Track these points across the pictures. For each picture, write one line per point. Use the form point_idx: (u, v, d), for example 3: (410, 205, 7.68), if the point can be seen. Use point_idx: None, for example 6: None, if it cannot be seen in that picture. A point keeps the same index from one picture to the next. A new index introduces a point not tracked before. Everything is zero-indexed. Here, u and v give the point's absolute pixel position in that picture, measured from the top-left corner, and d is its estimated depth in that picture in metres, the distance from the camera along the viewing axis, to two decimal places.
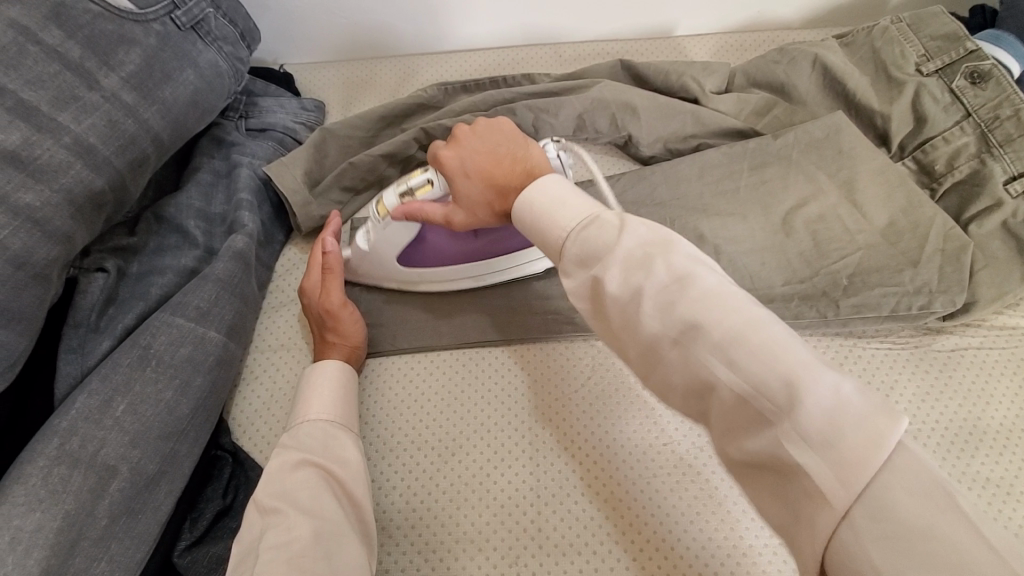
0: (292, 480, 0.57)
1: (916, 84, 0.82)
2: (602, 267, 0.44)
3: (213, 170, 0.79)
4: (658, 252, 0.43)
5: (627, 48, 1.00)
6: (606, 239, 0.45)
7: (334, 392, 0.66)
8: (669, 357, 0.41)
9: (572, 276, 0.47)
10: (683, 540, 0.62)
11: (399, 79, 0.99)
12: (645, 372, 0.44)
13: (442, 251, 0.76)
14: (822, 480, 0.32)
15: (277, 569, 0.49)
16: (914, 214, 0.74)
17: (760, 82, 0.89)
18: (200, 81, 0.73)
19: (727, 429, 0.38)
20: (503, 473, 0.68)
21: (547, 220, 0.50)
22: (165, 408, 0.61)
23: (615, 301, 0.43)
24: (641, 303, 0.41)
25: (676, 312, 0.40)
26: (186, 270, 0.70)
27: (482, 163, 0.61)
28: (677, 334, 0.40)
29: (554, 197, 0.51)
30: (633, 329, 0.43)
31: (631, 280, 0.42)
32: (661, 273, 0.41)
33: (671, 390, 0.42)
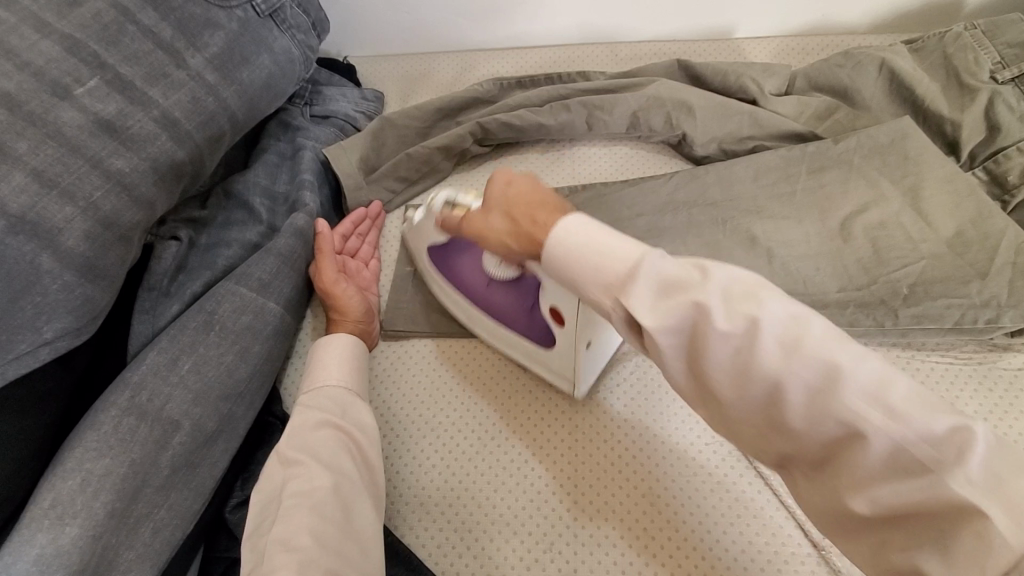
0: (313, 438, 0.59)
1: (990, 91, 0.79)
2: (703, 294, 0.38)
3: (279, 152, 0.83)
4: (763, 284, 0.39)
5: (684, 49, 0.99)
6: (697, 268, 0.40)
7: (348, 358, 0.69)
8: (788, 404, 0.36)
9: (651, 313, 0.40)
10: (721, 546, 0.61)
11: (456, 73, 1.02)
12: (740, 417, 0.39)
13: (464, 278, 0.74)
14: (996, 523, 0.29)
15: (301, 515, 0.53)
16: (984, 225, 0.71)
17: (822, 86, 0.88)
18: (274, 66, 0.77)
19: (851, 480, 0.35)
20: (549, 462, 0.68)
21: (603, 256, 0.44)
22: (225, 370, 0.64)
23: (721, 336, 0.37)
24: (760, 338, 0.36)
25: (806, 352, 0.35)
26: (250, 244, 0.74)
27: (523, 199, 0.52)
28: (805, 376, 0.35)
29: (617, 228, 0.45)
30: (741, 370, 0.37)
31: (742, 314, 0.37)
32: (778, 307, 0.37)
33: (780, 435, 0.38)
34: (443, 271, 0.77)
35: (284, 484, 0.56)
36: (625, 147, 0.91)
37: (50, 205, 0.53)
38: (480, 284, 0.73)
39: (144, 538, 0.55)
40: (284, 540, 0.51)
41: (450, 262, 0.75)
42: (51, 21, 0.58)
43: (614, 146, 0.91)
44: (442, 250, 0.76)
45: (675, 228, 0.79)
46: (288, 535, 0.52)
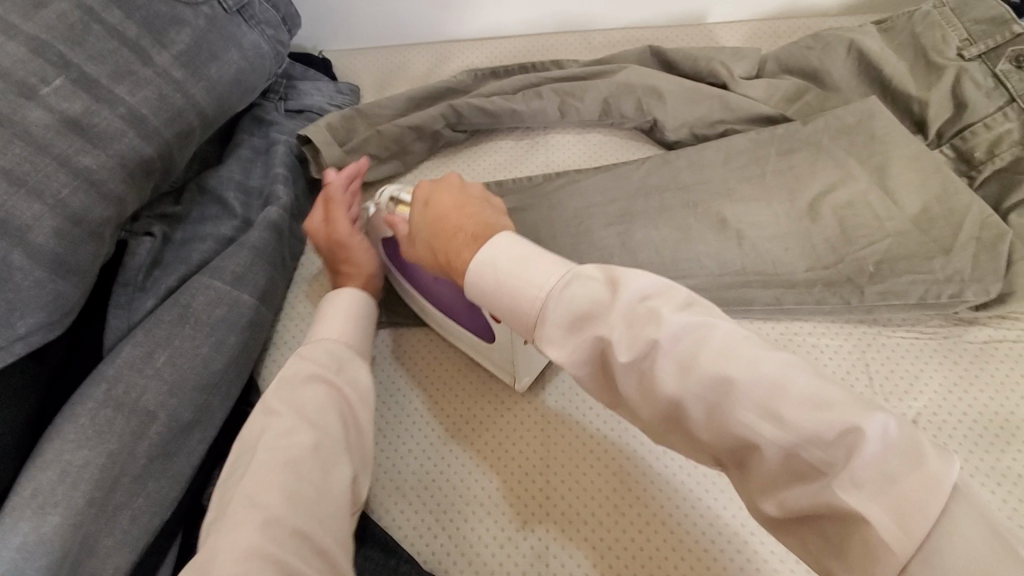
0: (301, 393, 0.58)
1: (956, 68, 0.79)
2: (606, 326, 0.42)
3: (253, 147, 0.84)
4: (661, 302, 0.42)
5: (658, 36, 1.00)
6: (598, 293, 0.43)
7: (348, 317, 0.68)
8: (695, 417, 0.40)
9: (563, 343, 0.44)
10: (689, 517, 0.63)
11: (431, 64, 1.02)
12: (664, 428, 0.42)
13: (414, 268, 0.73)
14: (883, 527, 0.33)
15: (275, 469, 0.51)
16: (950, 201, 0.72)
17: (792, 68, 0.88)
18: (243, 61, 0.77)
19: (760, 485, 0.38)
20: (514, 445, 0.69)
21: (513, 289, 0.46)
22: (200, 362, 0.65)
23: (624, 364, 0.42)
24: (657, 358, 0.40)
25: (698, 369, 0.39)
26: (225, 238, 0.75)
27: (443, 209, 0.56)
28: (700, 392, 0.39)
29: (522, 256, 0.47)
30: (649, 391, 0.41)
31: (640, 337, 0.41)
32: (677, 322, 0.40)
33: (699, 443, 0.41)
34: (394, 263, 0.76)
35: (261, 434, 0.55)
36: (599, 134, 0.91)
37: (18, 203, 0.54)
38: (428, 277, 0.72)
39: (123, 526, 0.57)
40: (252, 491, 0.50)
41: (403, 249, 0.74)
42: (17, 23, 0.59)
43: (587, 133, 0.92)
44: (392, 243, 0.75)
45: (647, 213, 0.80)
46: (255, 487, 0.50)
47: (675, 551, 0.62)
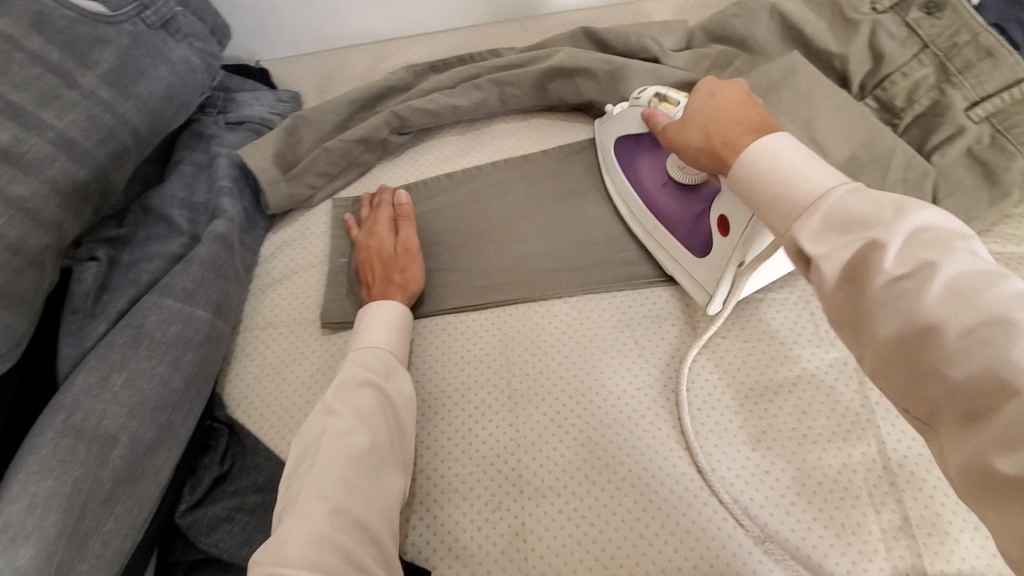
0: (355, 396, 0.63)
1: (870, 22, 0.82)
2: (883, 232, 0.38)
3: (194, 162, 0.83)
4: (951, 242, 0.37)
5: (590, 17, 1.02)
6: (884, 212, 0.39)
7: (393, 325, 0.71)
8: (945, 342, 0.34)
9: (821, 240, 0.40)
10: (657, 477, 0.65)
11: (370, 65, 1.02)
12: (887, 360, 0.38)
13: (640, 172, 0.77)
14: None
15: (337, 465, 0.57)
16: (875, 148, 0.75)
17: (719, 37, 0.91)
18: (173, 76, 0.77)
19: (983, 437, 0.32)
20: (485, 428, 0.70)
21: (784, 186, 0.44)
22: (159, 381, 0.65)
23: (886, 279, 0.37)
24: (928, 277, 0.36)
25: (974, 300, 0.34)
26: (173, 256, 0.75)
27: (719, 106, 0.56)
28: (966, 322, 0.34)
29: (803, 164, 0.45)
30: (903, 312, 0.36)
31: (918, 258, 0.36)
32: (966, 260, 0.36)
33: (934, 379, 0.35)
34: (624, 171, 0.80)
35: (322, 432, 0.60)
36: (542, 119, 0.93)
37: None
38: (654, 186, 0.75)
39: (96, 551, 0.56)
40: (319, 486, 0.55)
41: (632, 154, 0.78)
42: None
43: (531, 118, 0.93)
44: (631, 144, 0.79)
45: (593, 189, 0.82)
46: (322, 483, 0.55)
47: (647, 516, 0.63)
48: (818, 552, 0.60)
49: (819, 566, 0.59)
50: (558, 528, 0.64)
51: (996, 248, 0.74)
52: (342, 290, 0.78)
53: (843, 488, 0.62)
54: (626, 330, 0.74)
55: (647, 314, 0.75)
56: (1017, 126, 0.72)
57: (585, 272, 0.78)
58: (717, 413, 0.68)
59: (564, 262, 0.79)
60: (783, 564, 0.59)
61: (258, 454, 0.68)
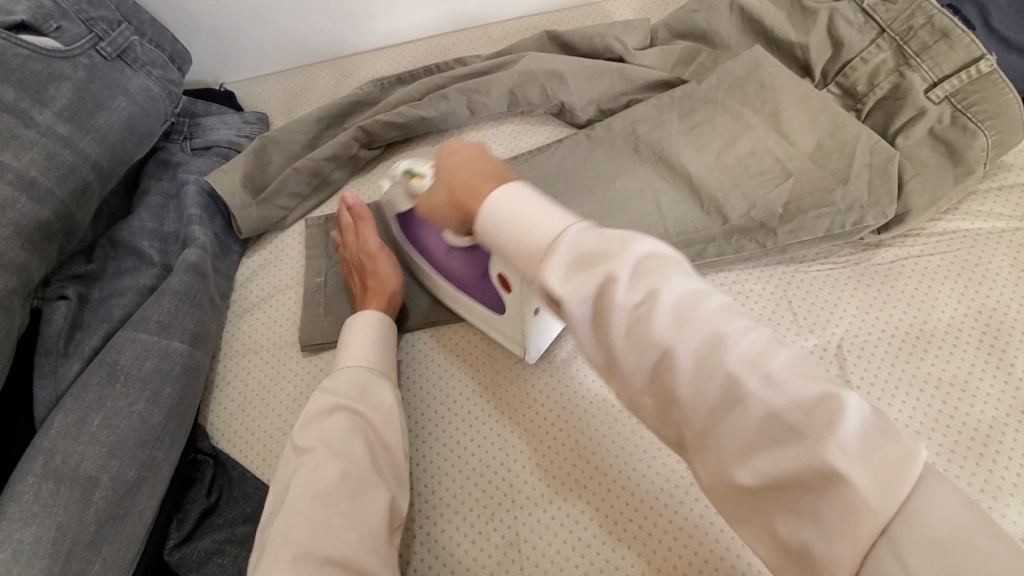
0: (324, 427, 0.62)
1: (828, 10, 0.83)
2: (616, 266, 0.39)
3: (162, 192, 0.82)
4: (664, 264, 0.39)
5: (554, 20, 1.02)
6: (609, 242, 0.40)
7: (371, 340, 0.70)
8: (684, 371, 0.37)
9: (566, 280, 0.40)
10: (647, 477, 0.65)
11: (336, 81, 1.02)
12: (644, 388, 0.40)
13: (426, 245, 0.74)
14: (863, 492, 0.31)
15: (304, 503, 0.56)
16: (840, 134, 0.76)
17: (682, 33, 0.92)
18: (133, 106, 0.76)
19: (738, 455, 0.36)
20: (472, 440, 0.70)
21: (524, 230, 0.43)
22: (138, 419, 0.64)
23: (625, 315, 0.38)
24: (657, 309, 0.38)
25: (696, 325, 0.37)
26: (146, 288, 0.74)
27: (455, 171, 0.52)
28: (694, 347, 0.37)
29: (534, 204, 0.44)
30: (644, 345, 0.38)
31: (646, 289, 0.38)
32: (679, 281, 0.39)
33: (676, 406, 0.38)
34: (416, 245, 0.77)
35: (296, 469, 0.59)
36: (512, 124, 0.93)
37: None
38: (440, 254, 0.73)
39: None
40: (285, 530, 0.54)
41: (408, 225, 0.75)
42: None
43: (500, 124, 0.93)
44: (407, 220, 0.75)
45: (566, 193, 0.82)
46: (289, 523, 0.54)
47: (638, 516, 0.63)
48: None
49: None
50: (549, 535, 0.64)
51: (962, 224, 0.76)
52: (320, 311, 0.78)
53: None
54: None
55: None
56: (976, 104, 0.73)
57: None
58: None
59: None
60: None
61: (246, 483, 0.67)
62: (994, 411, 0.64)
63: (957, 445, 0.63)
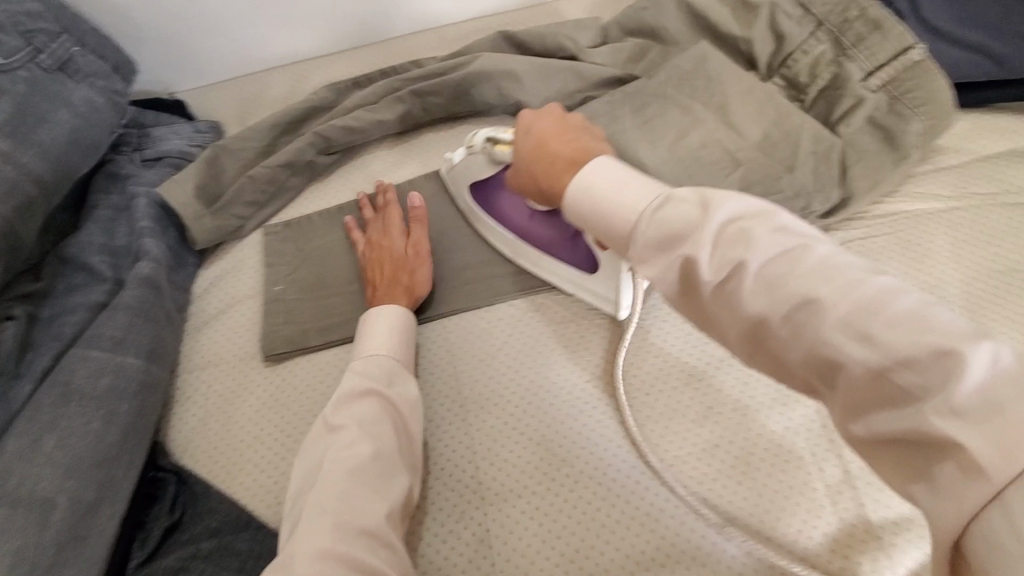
0: (355, 408, 0.62)
1: (768, 6, 0.85)
2: (694, 244, 0.43)
3: (111, 206, 0.80)
4: (756, 225, 0.42)
5: (508, 20, 1.03)
6: (691, 217, 0.44)
7: (394, 330, 0.70)
8: (778, 333, 0.39)
9: (650, 262, 0.45)
10: (612, 465, 0.66)
11: (290, 86, 1.00)
12: (750, 351, 0.42)
13: (506, 213, 0.78)
14: (977, 452, 0.29)
15: (339, 477, 0.55)
16: (784, 124, 0.79)
17: (632, 30, 0.93)
18: (78, 119, 0.75)
19: (846, 408, 0.36)
20: (440, 440, 0.70)
21: (607, 209, 0.49)
22: (94, 438, 0.62)
23: (710, 283, 0.42)
24: (742, 278, 0.40)
25: (787, 289, 0.39)
26: (97, 304, 0.72)
27: (543, 135, 0.59)
28: (786, 310, 0.38)
29: (615, 182, 0.50)
30: (734, 307, 0.41)
31: (730, 258, 0.41)
32: (769, 243, 0.41)
33: (785, 363, 0.40)
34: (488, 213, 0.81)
35: (326, 449, 0.59)
36: (469, 125, 0.93)
37: None
38: (523, 219, 0.77)
39: None
40: (320, 502, 0.53)
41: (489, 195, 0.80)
42: None
43: (458, 125, 0.93)
44: (483, 186, 0.80)
45: None
46: (324, 496, 0.54)
47: (608, 505, 0.65)
48: (772, 516, 0.62)
49: (777, 526, 0.62)
50: (522, 529, 0.64)
51: (903, 206, 0.79)
52: (281, 319, 0.77)
53: (788, 452, 0.65)
54: (570, 324, 0.76)
55: (590, 306, 0.77)
56: (911, 91, 0.76)
57: (527, 274, 0.79)
58: (664, 396, 0.70)
59: (505, 267, 0.80)
60: (741, 532, 0.61)
61: (210, 497, 0.66)
62: None
63: None
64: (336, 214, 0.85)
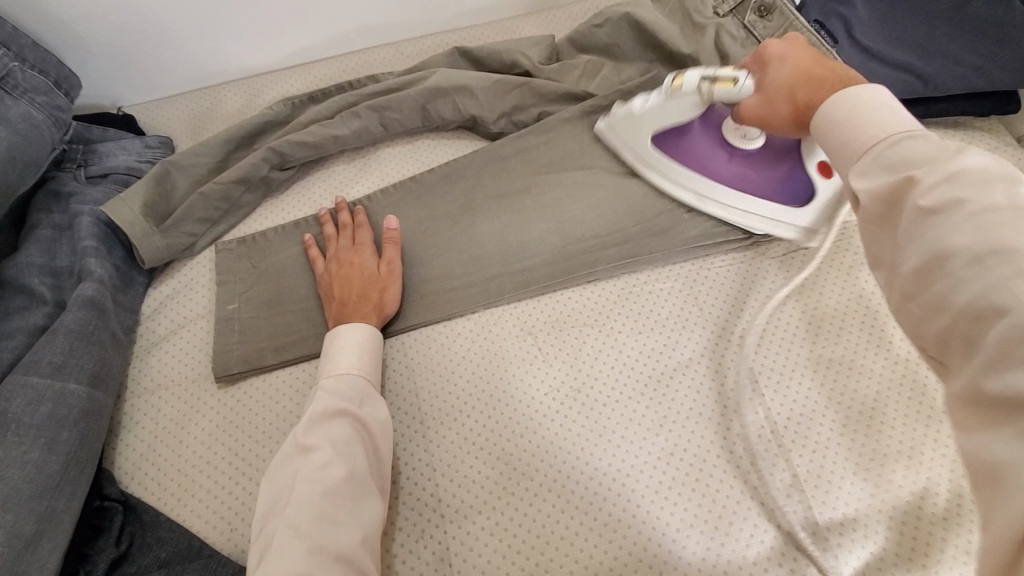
0: (327, 428, 0.61)
1: (715, 25, 0.89)
2: (925, 172, 0.42)
3: (53, 225, 0.77)
4: (1000, 179, 0.39)
5: (465, 36, 1.04)
6: (936, 150, 0.43)
7: (364, 349, 0.69)
8: (958, 274, 0.38)
9: (870, 177, 0.45)
10: (572, 477, 0.67)
11: (245, 100, 0.99)
12: (915, 292, 0.41)
13: (696, 154, 0.81)
14: None
15: (314, 501, 0.56)
16: None
17: (586, 47, 0.96)
18: (15, 135, 0.72)
19: (985, 364, 0.36)
20: (400, 456, 0.70)
21: (856, 122, 0.48)
22: (31, 469, 0.60)
23: (922, 207, 0.41)
24: (954, 214, 0.39)
25: (998, 232, 0.37)
26: (37, 328, 0.69)
27: (795, 61, 0.63)
28: (982, 251, 0.37)
29: (882, 105, 0.48)
30: (931, 242, 0.40)
31: (948, 193, 0.40)
32: (1003, 199, 0.38)
33: (941, 311, 0.39)
34: (677, 155, 0.82)
35: (297, 471, 0.58)
36: (427, 139, 0.93)
37: None
38: (719, 158, 0.80)
39: None
40: (294, 526, 0.54)
41: (677, 135, 0.81)
42: None
43: (416, 139, 0.93)
44: (675, 129, 0.81)
45: (487, 205, 0.85)
46: (297, 521, 0.54)
47: (570, 516, 0.65)
48: (725, 520, 0.64)
49: (729, 529, 0.64)
50: (482, 543, 0.65)
51: None
52: (234, 339, 0.75)
53: (738, 457, 0.67)
54: (529, 338, 0.76)
55: (547, 321, 0.77)
56: None
57: (485, 287, 0.80)
58: (622, 405, 0.71)
59: (462, 279, 0.80)
60: (694, 536, 0.64)
61: (159, 526, 0.64)
62: (879, 383, 0.70)
63: (848, 419, 0.68)
64: (292, 230, 0.84)
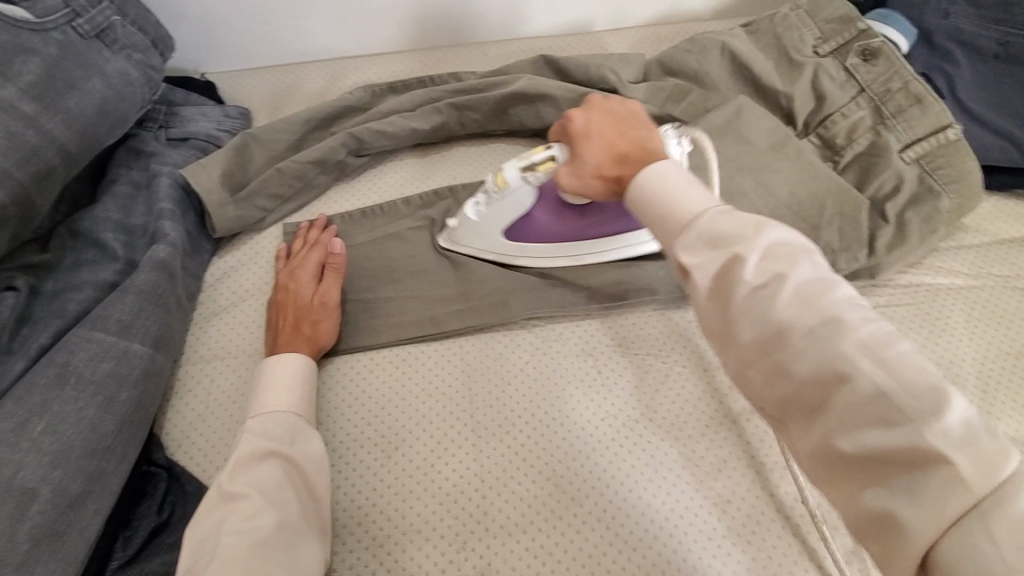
0: (255, 473, 0.58)
1: (813, 65, 0.87)
2: (745, 246, 0.42)
3: (132, 182, 0.78)
4: (799, 249, 0.42)
5: (550, 45, 1.03)
6: (741, 222, 0.43)
7: (294, 382, 0.67)
8: (796, 348, 0.39)
9: (697, 253, 0.44)
10: (621, 508, 0.65)
11: (325, 81, 0.99)
12: (750, 360, 0.42)
13: (552, 229, 0.76)
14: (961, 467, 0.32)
15: (240, 553, 0.51)
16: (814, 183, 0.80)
17: (675, 71, 0.93)
18: (109, 89, 0.73)
19: (836, 425, 0.37)
20: (447, 463, 0.68)
21: (668, 198, 0.48)
22: (87, 427, 0.59)
23: (750, 284, 0.41)
24: (780, 290, 0.40)
25: (820, 305, 0.39)
26: (106, 284, 0.69)
27: (604, 130, 0.58)
28: (812, 326, 0.39)
29: (677, 181, 0.49)
30: (761, 317, 0.41)
31: (771, 268, 0.41)
32: (808, 268, 0.41)
33: (783, 380, 0.40)
34: (541, 239, 0.77)
35: (223, 520, 0.54)
36: (503, 143, 0.92)
37: None
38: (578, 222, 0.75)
39: None
40: None
41: (521, 225, 0.76)
42: None
43: (494, 141, 0.93)
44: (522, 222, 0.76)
45: None
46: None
47: (613, 547, 0.63)
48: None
49: None
50: (514, 560, 0.63)
51: (926, 279, 0.80)
52: None
53: (797, 514, 0.65)
54: (589, 360, 0.74)
55: (610, 344, 0.75)
56: (942, 167, 0.78)
57: (546, 298, 0.77)
58: (682, 443, 0.69)
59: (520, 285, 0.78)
60: None
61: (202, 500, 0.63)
62: None
63: None
64: (360, 220, 0.84)
